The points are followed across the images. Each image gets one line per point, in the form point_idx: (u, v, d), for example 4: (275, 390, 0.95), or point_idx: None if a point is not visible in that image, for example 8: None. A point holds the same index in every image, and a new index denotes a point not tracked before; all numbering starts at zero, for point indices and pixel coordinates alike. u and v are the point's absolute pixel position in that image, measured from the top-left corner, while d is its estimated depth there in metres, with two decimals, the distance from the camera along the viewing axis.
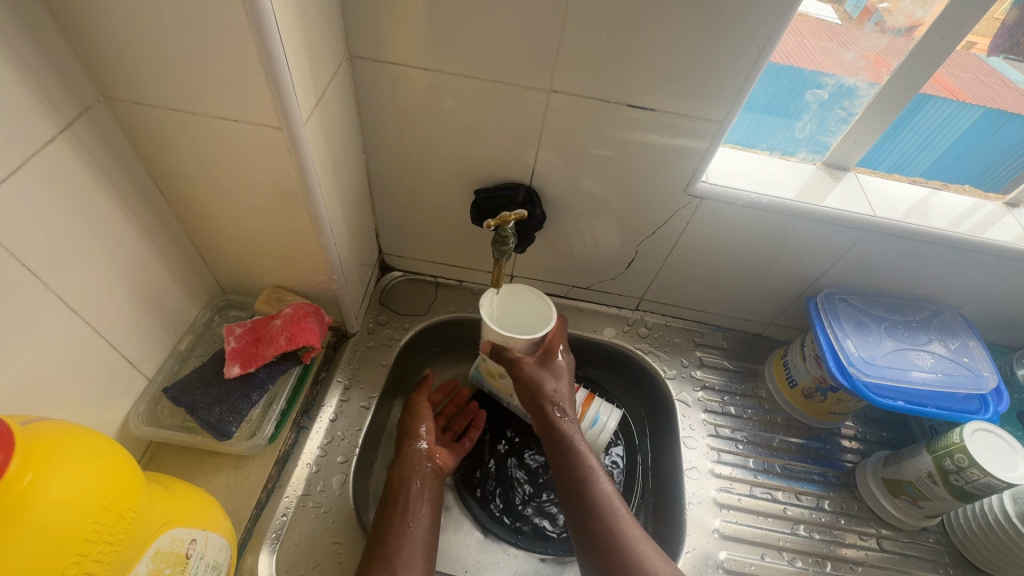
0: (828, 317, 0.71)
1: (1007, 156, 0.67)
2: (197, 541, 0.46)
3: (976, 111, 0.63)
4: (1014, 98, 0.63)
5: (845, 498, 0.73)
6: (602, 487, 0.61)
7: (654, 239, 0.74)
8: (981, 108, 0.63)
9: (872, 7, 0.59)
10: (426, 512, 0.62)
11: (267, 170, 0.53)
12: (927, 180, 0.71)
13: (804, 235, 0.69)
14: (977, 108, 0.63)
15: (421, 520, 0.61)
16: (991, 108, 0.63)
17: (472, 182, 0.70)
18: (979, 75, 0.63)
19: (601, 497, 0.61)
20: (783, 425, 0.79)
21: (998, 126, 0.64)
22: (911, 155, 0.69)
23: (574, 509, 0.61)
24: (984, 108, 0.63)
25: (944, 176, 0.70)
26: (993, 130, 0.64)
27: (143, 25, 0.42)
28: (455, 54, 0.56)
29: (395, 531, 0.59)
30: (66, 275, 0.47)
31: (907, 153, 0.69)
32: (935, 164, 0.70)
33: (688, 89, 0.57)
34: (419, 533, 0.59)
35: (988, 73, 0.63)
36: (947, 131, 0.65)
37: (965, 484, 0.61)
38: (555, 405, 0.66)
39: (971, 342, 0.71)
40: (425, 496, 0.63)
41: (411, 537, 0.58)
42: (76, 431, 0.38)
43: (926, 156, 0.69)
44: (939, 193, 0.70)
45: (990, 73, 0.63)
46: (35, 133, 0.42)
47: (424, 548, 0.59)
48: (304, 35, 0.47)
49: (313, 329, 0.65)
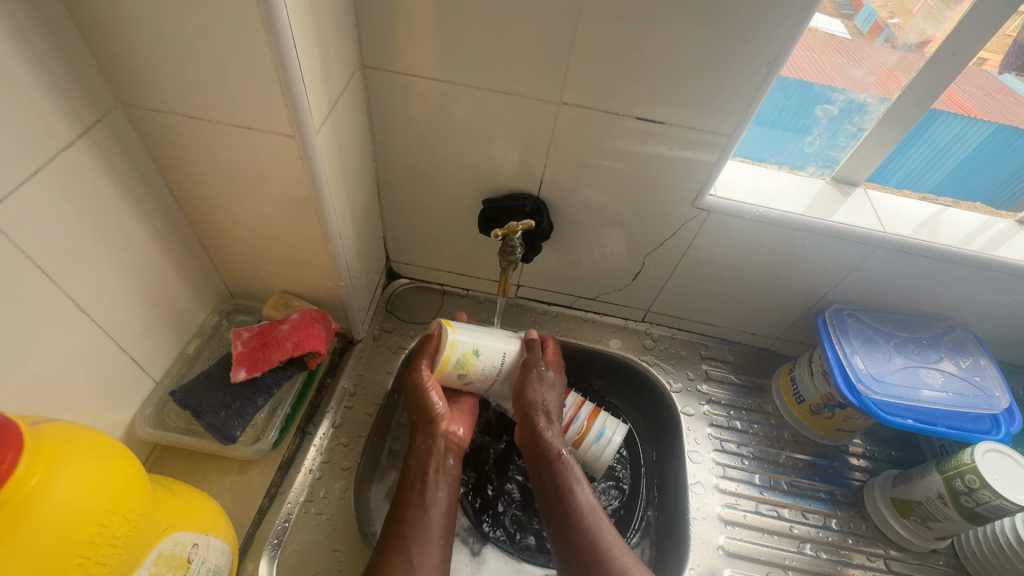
0: (837, 332, 0.71)
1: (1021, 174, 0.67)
2: (199, 546, 0.46)
3: (987, 128, 0.63)
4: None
5: (853, 517, 0.72)
6: (584, 498, 0.62)
7: (661, 252, 0.74)
8: (993, 125, 0.63)
9: (883, 23, 0.60)
10: (444, 496, 0.61)
11: (278, 176, 0.53)
12: (938, 197, 0.71)
13: (812, 251, 0.69)
14: (989, 124, 0.63)
15: (438, 504, 0.60)
16: (1005, 124, 0.62)
17: (481, 192, 0.70)
18: (992, 91, 0.63)
19: (584, 508, 0.61)
20: (790, 442, 0.78)
21: (1008, 144, 0.64)
22: (924, 170, 0.69)
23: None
24: (997, 124, 0.63)
25: (956, 193, 0.70)
26: (1004, 147, 0.64)
27: (161, 34, 0.43)
28: (466, 65, 0.57)
29: (409, 531, 0.58)
30: (79, 277, 0.48)
31: (914, 169, 0.69)
32: (946, 179, 0.69)
33: (697, 104, 0.57)
34: (437, 517, 0.59)
35: (1001, 89, 0.63)
36: (961, 146, 0.65)
37: (975, 506, 0.60)
38: (543, 414, 0.66)
39: (982, 360, 0.70)
40: (441, 481, 0.62)
41: (427, 523, 0.58)
42: (84, 431, 0.38)
43: (937, 172, 0.69)
44: (951, 210, 0.70)
45: (1001, 89, 0.63)
46: (52, 137, 0.43)
47: (441, 533, 0.59)
48: (318, 44, 0.48)
49: (319, 335, 0.65)
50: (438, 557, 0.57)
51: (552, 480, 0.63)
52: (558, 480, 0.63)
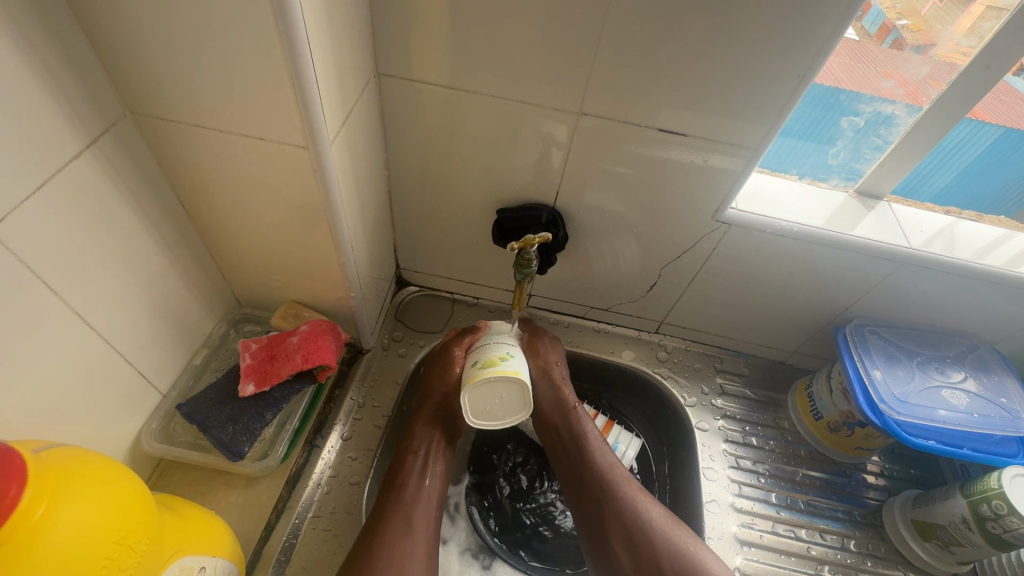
0: (858, 349, 0.69)
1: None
2: (206, 570, 0.45)
3: (994, 132, 0.61)
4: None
5: (871, 538, 0.70)
6: (602, 448, 0.65)
7: (678, 264, 0.72)
8: (1001, 129, 0.61)
9: (893, 24, 0.57)
10: (438, 472, 0.64)
11: (290, 187, 0.52)
12: (943, 205, 0.69)
13: (835, 266, 0.67)
14: (996, 128, 0.61)
15: (433, 478, 0.64)
16: (1012, 128, 0.61)
17: (495, 201, 0.69)
18: (1000, 95, 0.60)
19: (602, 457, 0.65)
20: (806, 459, 0.76)
21: (1014, 147, 0.62)
22: (930, 175, 0.67)
23: (626, 538, 0.60)
24: (1004, 128, 0.61)
25: (962, 199, 0.68)
26: (1011, 151, 0.62)
27: (173, 42, 0.41)
28: (484, 73, 0.55)
29: (408, 498, 0.61)
30: (85, 291, 0.47)
31: (920, 174, 0.67)
32: (951, 184, 0.68)
33: (722, 116, 0.55)
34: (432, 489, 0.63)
35: (1009, 91, 0.60)
36: (968, 151, 0.63)
37: (1003, 533, 0.58)
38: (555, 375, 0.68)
39: (1007, 380, 0.68)
40: (436, 455, 0.65)
41: (420, 494, 0.62)
42: (89, 457, 0.37)
43: (943, 177, 0.67)
44: (964, 222, 0.68)
45: (1009, 92, 0.60)
46: (59, 148, 0.41)
47: (433, 506, 0.62)
48: (334, 52, 0.46)
49: (330, 347, 0.63)
50: (430, 526, 0.61)
51: (577, 450, 0.66)
52: (582, 449, 0.65)
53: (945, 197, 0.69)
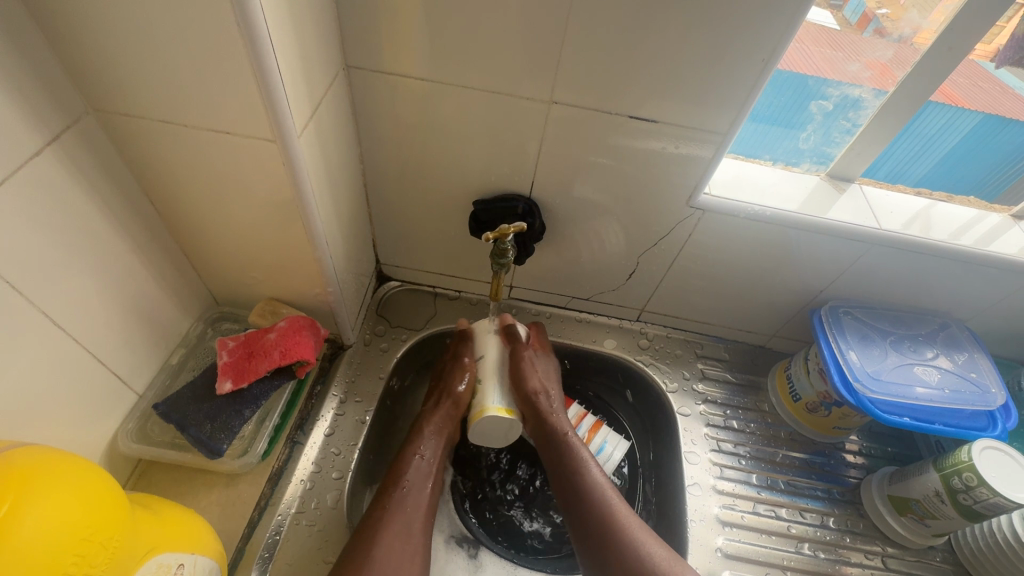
0: (833, 330, 0.70)
1: (1011, 161, 0.65)
2: (184, 566, 0.45)
3: (974, 118, 0.62)
4: (1012, 103, 0.61)
5: (850, 515, 0.72)
6: (597, 478, 0.63)
7: (655, 251, 0.72)
8: (981, 115, 0.61)
9: (872, 14, 0.59)
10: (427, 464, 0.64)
11: (260, 181, 0.51)
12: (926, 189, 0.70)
13: (807, 249, 0.68)
14: (976, 114, 0.61)
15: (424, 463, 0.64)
16: (992, 115, 0.61)
17: (471, 193, 0.69)
18: (979, 81, 0.61)
19: (595, 489, 0.62)
20: (786, 440, 0.77)
21: (996, 133, 0.63)
22: (912, 161, 0.68)
23: (608, 560, 0.58)
24: (983, 114, 0.61)
25: (943, 184, 0.69)
26: (991, 137, 0.63)
27: (129, 36, 0.41)
28: (453, 64, 0.55)
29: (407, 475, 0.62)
30: (51, 290, 0.46)
31: (903, 159, 0.67)
32: (934, 169, 0.68)
33: (690, 102, 0.56)
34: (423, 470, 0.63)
35: (988, 79, 0.61)
36: (949, 136, 0.64)
37: (974, 504, 0.60)
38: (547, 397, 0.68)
39: (977, 356, 0.70)
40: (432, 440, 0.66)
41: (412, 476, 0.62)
42: (55, 455, 0.38)
43: (925, 163, 0.68)
44: (941, 204, 0.69)
45: (987, 78, 0.61)
46: (19, 146, 0.41)
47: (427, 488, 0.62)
48: (298, 43, 0.46)
49: (308, 342, 0.63)
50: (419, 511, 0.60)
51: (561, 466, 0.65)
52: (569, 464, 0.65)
53: (928, 183, 0.70)
